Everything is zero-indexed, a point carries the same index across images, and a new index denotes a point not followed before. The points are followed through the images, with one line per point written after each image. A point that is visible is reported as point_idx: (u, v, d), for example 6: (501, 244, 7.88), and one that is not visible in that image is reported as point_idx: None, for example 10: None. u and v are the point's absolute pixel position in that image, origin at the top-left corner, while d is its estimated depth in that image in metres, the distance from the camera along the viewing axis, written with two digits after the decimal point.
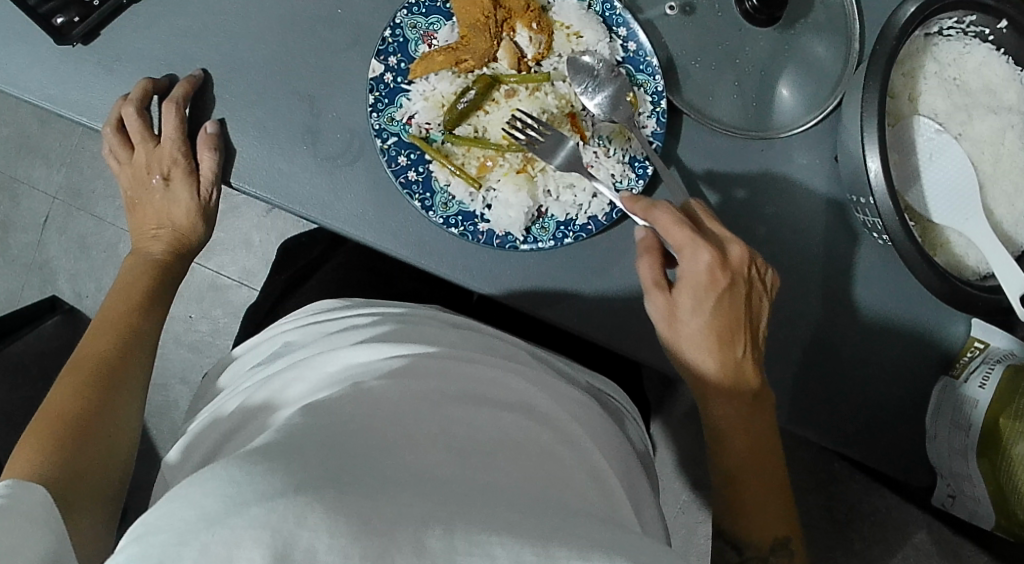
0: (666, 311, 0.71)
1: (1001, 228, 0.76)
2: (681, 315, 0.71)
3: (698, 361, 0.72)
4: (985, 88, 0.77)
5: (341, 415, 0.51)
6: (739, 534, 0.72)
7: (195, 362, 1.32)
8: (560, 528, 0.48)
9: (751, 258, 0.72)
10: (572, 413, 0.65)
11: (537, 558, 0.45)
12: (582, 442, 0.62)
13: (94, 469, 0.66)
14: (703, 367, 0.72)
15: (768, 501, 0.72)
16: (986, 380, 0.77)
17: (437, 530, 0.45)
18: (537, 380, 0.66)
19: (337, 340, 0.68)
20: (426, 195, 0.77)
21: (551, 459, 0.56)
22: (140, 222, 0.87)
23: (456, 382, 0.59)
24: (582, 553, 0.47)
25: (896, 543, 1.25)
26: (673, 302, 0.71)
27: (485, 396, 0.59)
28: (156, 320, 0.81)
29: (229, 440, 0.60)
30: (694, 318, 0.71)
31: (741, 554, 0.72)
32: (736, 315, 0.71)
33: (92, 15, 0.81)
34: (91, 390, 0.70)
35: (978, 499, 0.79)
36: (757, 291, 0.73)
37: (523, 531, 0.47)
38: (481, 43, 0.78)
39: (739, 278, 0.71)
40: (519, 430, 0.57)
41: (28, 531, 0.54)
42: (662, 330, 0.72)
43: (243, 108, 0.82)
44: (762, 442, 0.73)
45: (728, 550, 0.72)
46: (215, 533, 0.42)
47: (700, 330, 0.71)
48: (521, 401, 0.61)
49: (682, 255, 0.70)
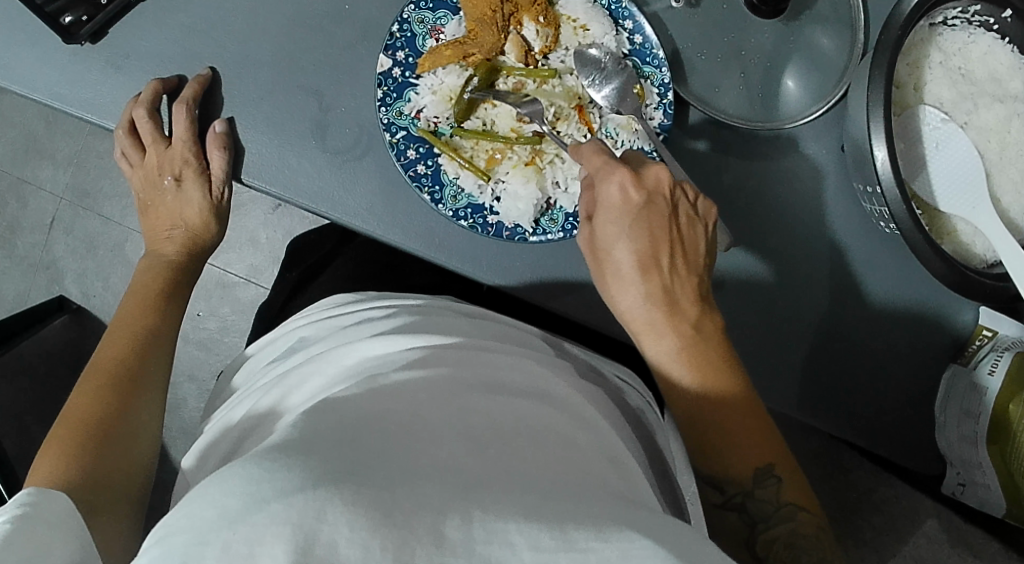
0: (591, 244, 0.72)
1: (1008, 216, 0.77)
2: (604, 243, 0.71)
3: (624, 291, 0.70)
4: (991, 77, 0.78)
5: (357, 409, 0.52)
6: (717, 470, 0.67)
7: (203, 360, 1.33)
8: (576, 509, 0.49)
9: (673, 181, 0.71)
10: (589, 400, 0.65)
11: (555, 543, 0.45)
12: (599, 427, 0.62)
13: (116, 471, 0.67)
14: (632, 297, 0.69)
15: (743, 427, 0.68)
16: (996, 366, 0.78)
17: (456, 520, 0.45)
18: (555, 371, 0.67)
19: (351, 334, 0.68)
20: (435, 188, 0.78)
21: (560, 439, 0.57)
22: (153, 224, 0.88)
23: (473, 373, 0.60)
24: (600, 533, 0.47)
25: (906, 532, 1.26)
26: (596, 232, 0.71)
27: (503, 385, 0.60)
28: (172, 323, 0.82)
29: (249, 436, 0.60)
30: (616, 245, 0.70)
31: (723, 493, 0.67)
32: (658, 235, 0.70)
33: (100, 14, 0.82)
34: (108, 392, 0.71)
35: (988, 486, 0.80)
36: (687, 215, 0.72)
37: (538, 515, 0.47)
38: (488, 37, 0.79)
39: (657, 198, 0.70)
40: (532, 415, 0.58)
41: (53, 532, 0.55)
42: (593, 267, 0.72)
43: (250, 104, 0.82)
44: (716, 368, 0.69)
45: (711, 491, 0.68)
46: (236, 532, 0.43)
47: (621, 255, 0.70)
48: (539, 388, 0.62)
49: (597, 183, 0.71)
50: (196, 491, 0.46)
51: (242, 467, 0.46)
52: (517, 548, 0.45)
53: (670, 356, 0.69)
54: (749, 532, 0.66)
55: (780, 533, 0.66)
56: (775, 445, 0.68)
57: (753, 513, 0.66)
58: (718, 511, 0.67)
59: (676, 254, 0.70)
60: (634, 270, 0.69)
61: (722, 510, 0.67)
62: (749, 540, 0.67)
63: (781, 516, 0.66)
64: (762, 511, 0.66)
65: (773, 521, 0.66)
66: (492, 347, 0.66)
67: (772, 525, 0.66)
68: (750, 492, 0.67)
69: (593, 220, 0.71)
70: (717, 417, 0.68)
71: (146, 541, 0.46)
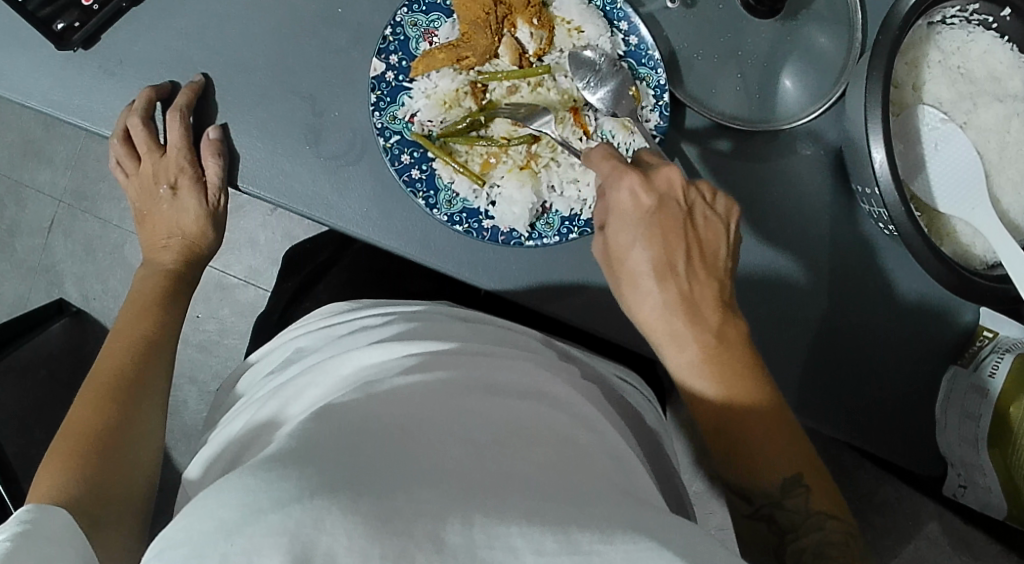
0: (608, 253, 0.70)
1: (1008, 217, 0.76)
2: (620, 251, 0.68)
3: (644, 301, 0.68)
4: (990, 76, 0.77)
5: (352, 415, 0.51)
6: (745, 481, 0.66)
7: (204, 362, 1.33)
8: (580, 511, 0.48)
9: (686, 182, 0.69)
10: (588, 403, 0.65)
11: (559, 544, 0.45)
12: (600, 430, 0.62)
13: (118, 482, 0.67)
14: (653, 307, 0.67)
15: (771, 438, 0.66)
16: (997, 368, 0.77)
17: (456, 524, 0.45)
18: (556, 374, 0.67)
19: (348, 343, 0.68)
20: (429, 193, 0.78)
21: (563, 441, 0.56)
22: (150, 233, 0.87)
23: (471, 376, 0.59)
24: (604, 535, 0.47)
25: (907, 533, 1.25)
26: (611, 240, 0.69)
27: (500, 386, 0.60)
28: (172, 332, 0.82)
29: (249, 446, 0.60)
30: (631, 251, 0.68)
31: (752, 503, 0.66)
32: (673, 240, 0.68)
33: (92, 20, 0.81)
34: (109, 403, 0.71)
35: (990, 488, 0.80)
36: (702, 215, 0.69)
37: (542, 518, 0.47)
38: (482, 40, 0.78)
39: (670, 202, 0.68)
40: (534, 417, 0.57)
41: (55, 546, 0.56)
42: (611, 275, 0.70)
43: (244, 109, 0.82)
44: (739, 377, 0.66)
45: (740, 500, 0.67)
46: (234, 543, 0.43)
47: (639, 264, 0.67)
48: (537, 389, 0.62)
49: (608, 189, 0.69)
50: (194, 504, 0.47)
51: (239, 479, 0.46)
52: (519, 551, 0.45)
53: (687, 372, 0.67)
54: (779, 541, 0.66)
55: (810, 542, 0.64)
56: (806, 453, 0.66)
57: (781, 523, 0.65)
58: (748, 521, 0.67)
59: (694, 258, 0.68)
60: (653, 280, 0.67)
61: (753, 520, 0.67)
62: (779, 550, 0.66)
63: (811, 527, 0.65)
64: (791, 520, 0.65)
65: (804, 530, 0.65)
66: (491, 350, 0.66)
67: (803, 534, 0.65)
68: (780, 502, 0.65)
69: (608, 231, 0.69)
70: (738, 430, 0.66)
71: (148, 553, 0.46)
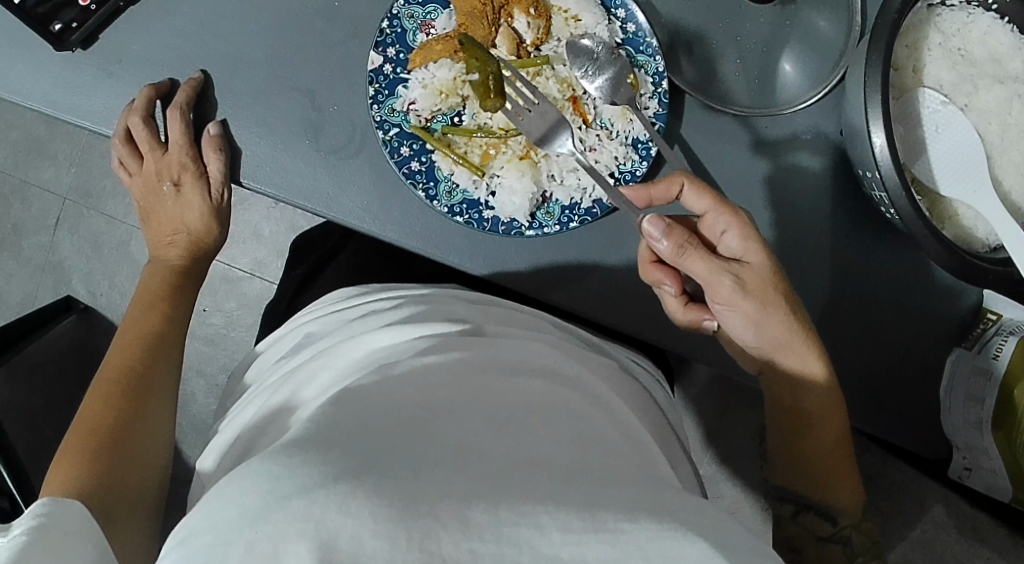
0: (754, 286, 0.70)
1: (1010, 199, 0.76)
2: (758, 279, 0.71)
3: (779, 328, 0.72)
4: (991, 58, 0.76)
5: (365, 399, 0.52)
6: (831, 505, 0.74)
7: (211, 355, 1.34)
8: (601, 493, 0.49)
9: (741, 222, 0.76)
10: (606, 388, 0.65)
11: (585, 524, 0.46)
12: (614, 410, 0.62)
13: (132, 475, 0.68)
14: (794, 336, 0.72)
15: (842, 461, 0.75)
16: (1000, 350, 0.77)
17: (482, 506, 0.45)
18: (570, 356, 0.67)
19: (358, 326, 0.68)
20: (429, 184, 0.78)
21: (578, 419, 0.57)
22: (156, 230, 0.89)
23: (482, 355, 0.59)
24: (630, 516, 0.47)
25: (914, 516, 1.22)
26: (750, 272, 0.70)
27: (513, 364, 0.60)
28: (182, 325, 0.83)
29: (263, 432, 0.61)
30: (764, 278, 0.71)
31: (835, 524, 0.74)
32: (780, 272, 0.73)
33: (91, 20, 0.81)
34: (122, 398, 0.72)
35: (994, 472, 0.81)
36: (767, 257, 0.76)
37: (566, 498, 0.47)
38: (479, 30, 0.78)
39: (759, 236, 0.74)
40: (548, 395, 0.58)
41: (71, 539, 0.56)
42: (749, 307, 0.71)
43: (243, 105, 0.82)
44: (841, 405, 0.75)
45: (822, 523, 0.74)
46: (259, 530, 0.43)
47: (782, 286, 0.71)
48: (550, 367, 0.62)
49: (732, 223, 0.70)
50: (213, 494, 0.47)
51: (257, 466, 0.46)
52: (545, 529, 0.45)
53: (812, 380, 0.74)
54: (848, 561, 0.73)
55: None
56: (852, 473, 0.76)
57: (855, 547, 0.73)
58: (822, 544, 0.73)
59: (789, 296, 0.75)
60: (789, 296, 0.72)
61: (826, 543, 0.73)
62: None
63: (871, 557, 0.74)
64: (861, 546, 0.74)
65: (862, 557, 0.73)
66: (503, 331, 0.66)
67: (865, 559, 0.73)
68: (857, 525, 0.74)
69: (742, 265, 0.71)
70: (832, 459, 0.75)
71: (170, 545, 0.46)
